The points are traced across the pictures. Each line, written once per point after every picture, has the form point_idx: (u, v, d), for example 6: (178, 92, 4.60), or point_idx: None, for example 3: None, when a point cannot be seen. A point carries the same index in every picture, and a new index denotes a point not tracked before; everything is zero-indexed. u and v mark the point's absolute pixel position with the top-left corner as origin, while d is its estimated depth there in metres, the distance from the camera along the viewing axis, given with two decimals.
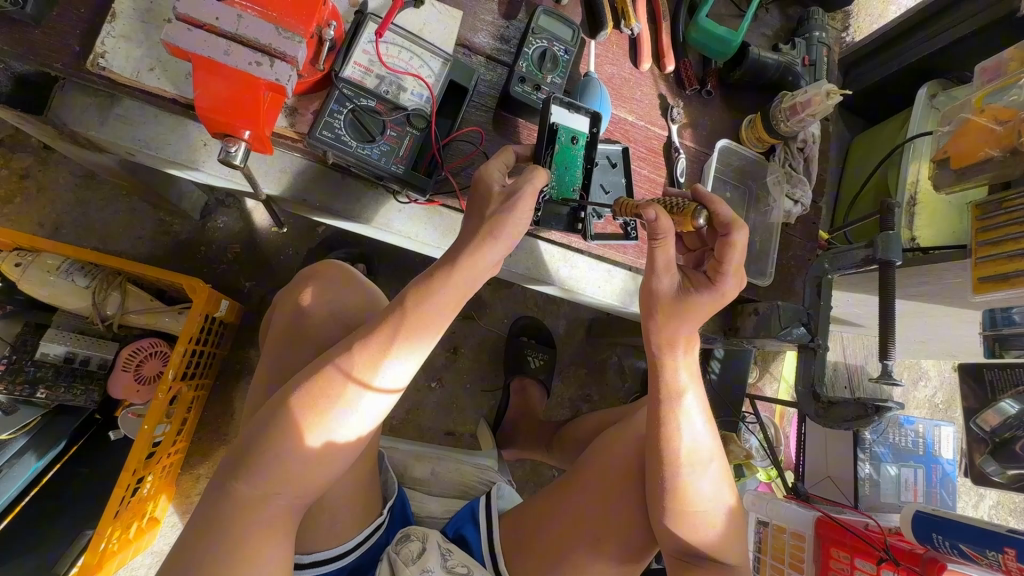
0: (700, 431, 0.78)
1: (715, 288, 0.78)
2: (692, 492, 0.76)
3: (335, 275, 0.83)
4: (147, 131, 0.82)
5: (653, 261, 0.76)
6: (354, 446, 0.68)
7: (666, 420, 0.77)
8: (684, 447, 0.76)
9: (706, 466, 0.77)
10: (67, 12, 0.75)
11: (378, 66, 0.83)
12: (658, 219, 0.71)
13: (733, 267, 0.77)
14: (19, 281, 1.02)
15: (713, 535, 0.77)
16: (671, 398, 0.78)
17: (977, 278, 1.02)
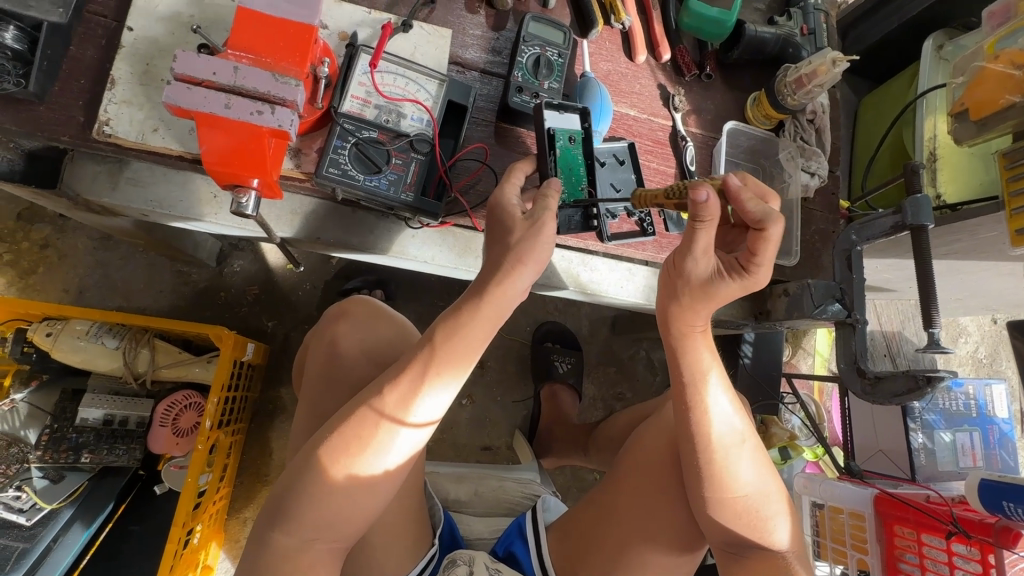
0: (727, 410, 0.78)
1: (743, 278, 0.73)
2: (730, 475, 0.76)
3: (364, 311, 0.81)
4: (159, 191, 0.84)
5: (692, 245, 0.71)
6: (391, 486, 0.67)
7: (694, 404, 0.77)
8: (715, 430, 0.76)
9: (741, 446, 0.78)
10: (68, 85, 0.76)
11: (376, 95, 0.82)
12: (706, 199, 0.66)
13: (767, 258, 0.72)
14: (54, 349, 1.05)
15: (760, 519, 0.77)
16: (697, 378, 0.77)
17: (1014, 231, 0.98)
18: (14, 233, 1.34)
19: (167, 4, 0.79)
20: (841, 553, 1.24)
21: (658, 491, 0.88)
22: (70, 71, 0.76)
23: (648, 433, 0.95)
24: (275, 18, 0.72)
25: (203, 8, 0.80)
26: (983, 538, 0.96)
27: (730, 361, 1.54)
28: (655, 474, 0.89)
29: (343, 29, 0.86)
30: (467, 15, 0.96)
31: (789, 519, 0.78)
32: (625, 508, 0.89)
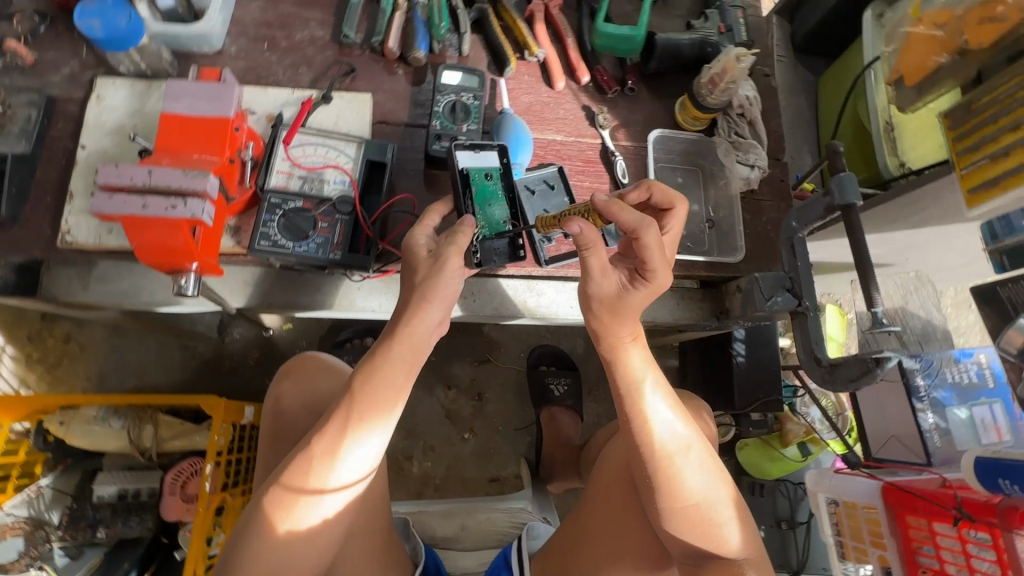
0: (668, 418, 0.77)
1: (645, 285, 0.77)
2: (678, 483, 0.77)
3: (309, 365, 0.90)
4: (128, 282, 0.94)
5: (588, 267, 0.75)
6: (334, 525, 0.72)
7: (633, 415, 0.77)
8: (658, 439, 0.76)
9: (686, 452, 0.77)
10: (37, 204, 0.87)
11: (298, 168, 0.90)
12: (581, 230, 0.70)
13: (660, 263, 0.76)
14: (69, 436, 1.16)
15: (711, 524, 0.77)
16: (633, 390, 0.77)
17: (968, 193, 0.92)
18: (39, 333, 1.43)
19: (114, 120, 0.90)
20: (862, 551, 1.17)
21: (623, 504, 0.90)
22: (38, 192, 0.87)
23: (616, 448, 0.97)
24: (194, 118, 0.81)
25: (144, 119, 0.91)
26: (989, 521, 0.89)
27: (725, 360, 1.49)
28: (619, 488, 0.92)
29: (270, 112, 0.95)
30: (386, 77, 1.02)
31: (740, 520, 0.78)
32: (597, 525, 0.92)
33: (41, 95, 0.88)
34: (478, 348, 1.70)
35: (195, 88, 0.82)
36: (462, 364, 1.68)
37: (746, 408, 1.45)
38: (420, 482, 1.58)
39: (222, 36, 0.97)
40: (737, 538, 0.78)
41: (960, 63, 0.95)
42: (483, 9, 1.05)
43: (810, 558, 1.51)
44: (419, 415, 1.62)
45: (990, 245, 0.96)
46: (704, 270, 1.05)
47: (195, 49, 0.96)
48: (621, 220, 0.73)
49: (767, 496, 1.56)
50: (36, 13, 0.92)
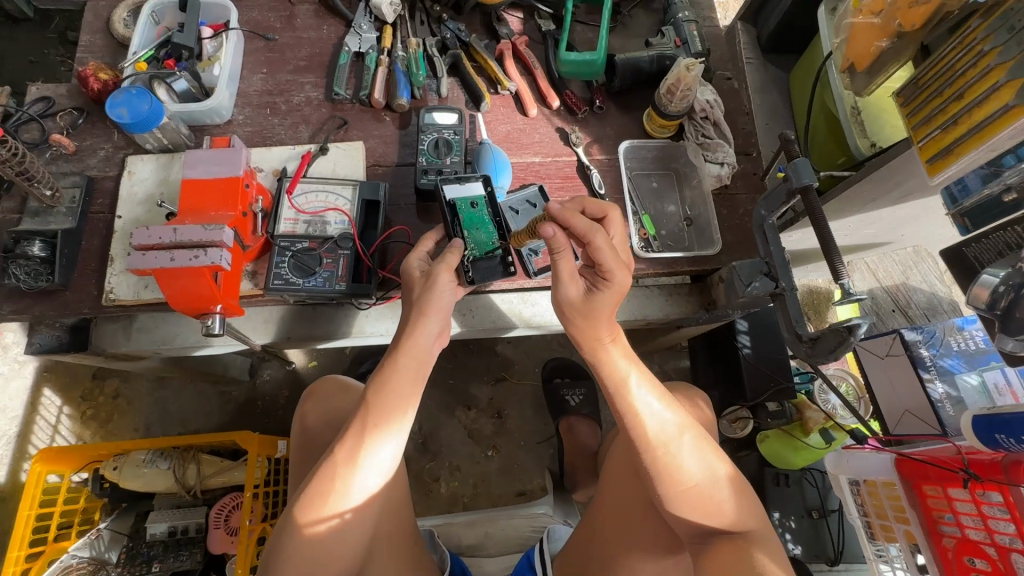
0: (658, 407, 0.81)
1: (608, 285, 0.82)
2: (676, 467, 0.79)
3: (331, 388, 1.08)
4: (164, 331, 1.05)
5: (558, 273, 0.82)
6: (355, 529, 0.79)
7: (624, 408, 0.81)
8: (651, 428, 0.80)
9: (679, 438, 0.80)
10: (83, 270, 1.00)
11: (303, 214, 1.01)
12: (553, 234, 0.76)
13: (614, 263, 0.81)
14: (121, 480, 1.26)
15: (714, 504, 0.79)
16: (620, 383, 0.82)
17: (926, 163, 0.95)
18: (91, 392, 1.61)
19: (144, 191, 1.03)
20: (888, 528, 1.15)
21: (634, 502, 0.93)
22: (84, 259, 1.00)
23: (619, 447, 1.02)
24: (209, 180, 0.93)
25: (169, 187, 1.04)
26: (995, 479, 0.91)
27: (732, 353, 1.51)
28: (628, 485, 0.95)
29: (276, 167, 1.07)
30: (375, 124, 1.14)
31: (742, 498, 0.80)
32: (610, 520, 0.96)
33: (82, 177, 1.02)
34: (493, 367, 1.77)
35: (209, 155, 0.94)
36: (479, 384, 1.74)
37: (758, 397, 1.46)
38: (449, 502, 1.63)
39: (230, 108, 1.11)
40: (742, 516, 0.79)
41: (901, 45, 1.04)
42: (456, 55, 1.17)
43: (847, 546, 1.48)
44: (442, 437, 1.69)
45: (952, 209, 1.06)
46: (687, 265, 1.10)
47: (208, 121, 1.10)
48: (573, 226, 0.80)
49: (794, 486, 1.55)
50: (75, 109, 1.08)
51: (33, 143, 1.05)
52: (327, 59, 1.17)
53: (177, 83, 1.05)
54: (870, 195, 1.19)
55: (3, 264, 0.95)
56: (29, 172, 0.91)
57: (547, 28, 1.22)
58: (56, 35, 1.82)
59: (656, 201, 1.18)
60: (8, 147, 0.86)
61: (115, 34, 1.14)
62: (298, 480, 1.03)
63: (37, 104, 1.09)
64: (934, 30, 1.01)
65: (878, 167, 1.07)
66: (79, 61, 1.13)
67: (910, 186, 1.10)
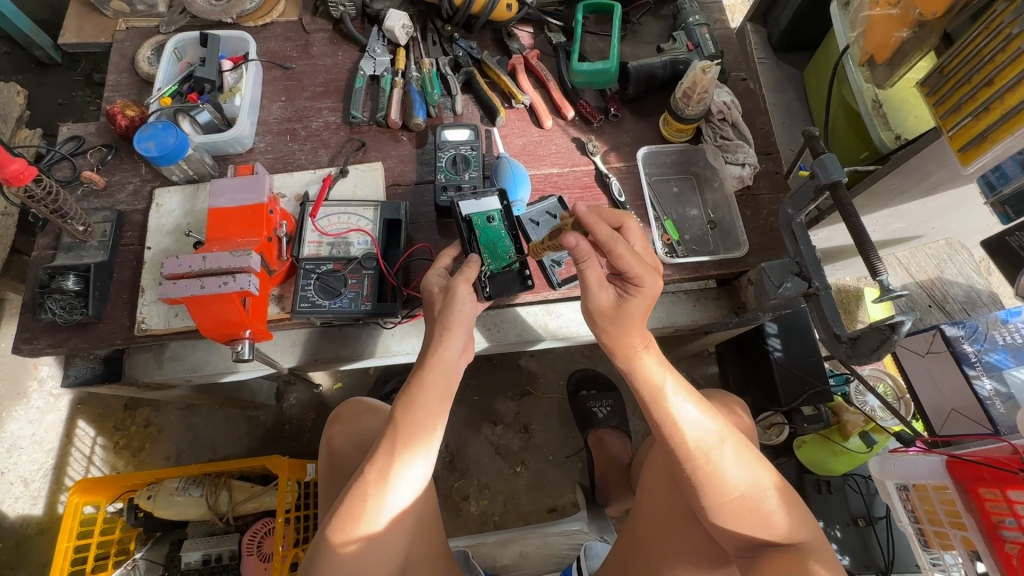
0: (695, 415, 0.78)
1: (638, 290, 0.81)
2: (719, 477, 0.76)
3: (356, 409, 1.08)
4: (197, 359, 1.07)
5: (586, 282, 0.81)
6: (388, 550, 0.78)
7: (661, 419, 0.79)
8: (690, 438, 0.77)
9: (719, 446, 0.77)
10: (116, 301, 1.01)
11: (326, 236, 1.02)
12: (576, 244, 0.77)
13: (643, 267, 0.79)
14: (156, 508, 1.27)
15: (762, 514, 0.76)
16: (655, 393, 0.80)
17: (959, 152, 0.92)
18: (124, 422, 1.63)
19: (172, 222, 1.05)
20: (944, 535, 1.09)
21: (675, 516, 0.90)
22: (116, 291, 1.02)
23: (654, 456, 0.99)
24: (235, 208, 0.95)
25: (196, 217, 1.06)
26: None
27: (762, 357, 1.47)
28: (667, 496, 0.92)
29: (298, 192, 1.08)
30: (392, 144, 1.15)
31: (790, 505, 0.77)
32: (651, 534, 0.94)
33: (113, 212, 1.05)
34: (518, 382, 1.75)
35: (234, 183, 0.96)
36: (504, 400, 1.73)
37: (793, 402, 1.42)
38: (479, 521, 1.60)
39: (251, 136, 1.13)
40: (792, 525, 0.76)
41: (923, 34, 1.02)
42: (469, 72, 1.18)
43: (898, 556, 1.41)
44: (469, 454, 1.67)
45: (990, 197, 1.01)
46: (713, 269, 1.08)
47: (231, 151, 1.12)
48: (597, 232, 0.79)
49: (836, 493, 1.50)
50: (104, 146, 1.12)
51: (66, 181, 1.09)
52: (343, 84, 1.19)
53: (201, 115, 1.07)
54: (899, 188, 1.16)
55: (40, 300, 0.98)
56: (63, 210, 0.94)
57: (558, 40, 1.23)
58: (83, 77, 1.89)
59: (678, 206, 1.17)
60: (43, 186, 0.89)
61: (140, 72, 1.18)
62: (329, 504, 1.03)
63: (68, 143, 1.13)
64: (956, 17, 0.98)
65: (904, 160, 1.06)
66: (107, 99, 1.17)
67: (940, 176, 1.07)
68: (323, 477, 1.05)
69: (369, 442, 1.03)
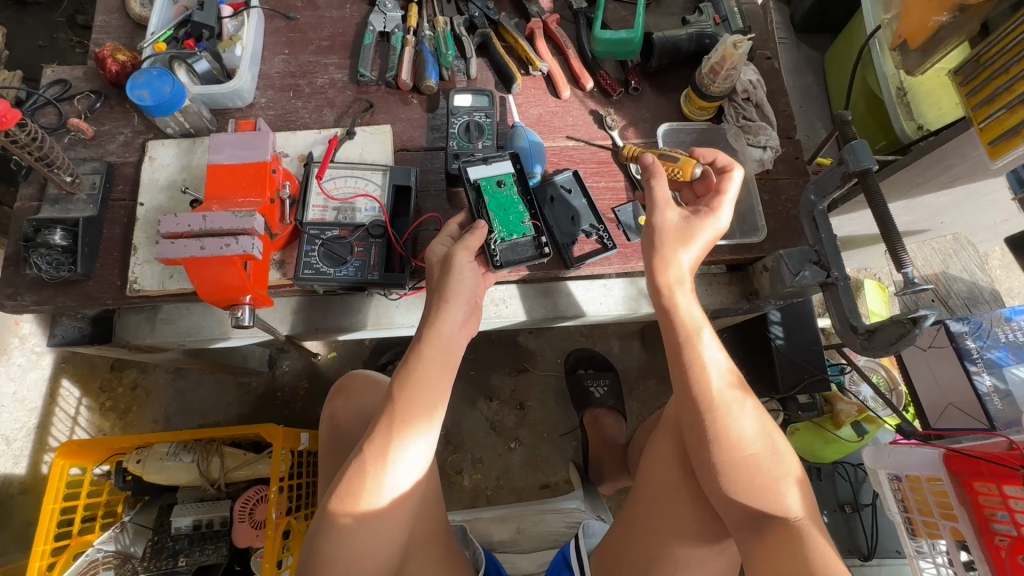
0: (724, 365, 0.81)
1: (710, 210, 0.89)
2: (734, 432, 0.77)
3: (359, 381, 1.06)
4: (192, 322, 1.03)
5: (654, 197, 0.88)
6: (389, 526, 0.76)
7: (692, 361, 0.80)
8: (716, 386, 0.79)
9: (742, 403, 0.79)
10: (107, 259, 0.96)
11: (331, 200, 0.98)
12: (655, 160, 0.89)
13: (728, 195, 0.90)
14: (145, 473, 1.24)
15: (770, 484, 0.75)
16: (692, 337, 0.82)
17: (989, 145, 0.90)
18: (110, 383, 1.59)
19: (166, 177, 0.99)
20: (932, 525, 1.11)
21: (677, 489, 0.88)
22: (106, 248, 0.96)
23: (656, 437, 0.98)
24: (236, 165, 0.89)
25: (192, 173, 1.00)
26: None
27: (763, 344, 1.47)
28: (671, 472, 0.91)
29: (302, 152, 1.03)
30: (402, 107, 1.09)
31: (799, 482, 0.77)
32: (647, 511, 0.92)
33: (102, 163, 0.99)
34: (516, 358, 1.74)
35: (235, 138, 0.91)
36: (501, 375, 1.71)
37: (791, 390, 1.41)
38: (472, 495, 1.60)
39: (251, 90, 1.06)
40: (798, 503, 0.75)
41: (963, 20, 0.96)
42: (485, 34, 1.12)
43: (880, 542, 1.45)
44: (464, 429, 1.66)
45: (1016, 193, 1.01)
46: (728, 254, 1.06)
47: (229, 105, 1.06)
48: (718, 157, 0.92)
49: (826, 479, 1.53)
50: (92, 92, 1.05)
51: (51, 128, 1.02)
52: (350, 40, 1.12)
53: (198, 64, 1.00)
54: (917, 181, 1.15)
55: (24, 254, 0.92)
56: (49, 157, 0.87)
57: (579, 5, 1.16)
58: (65, 19, 1.77)
59: None
60: (27, 130, 0.82)
61: (132, 14, 1.10)
62: (329, 480, 1.00)
63: (53, 87, 1.05)
64: (998, 5, 0.95)
65: (927, 152, 1.04)
66: (95, 42, 1.09)
67: (962, 169, 1.06)
68: (322, 448, 1.03)
69: (370, 418, 1.01)
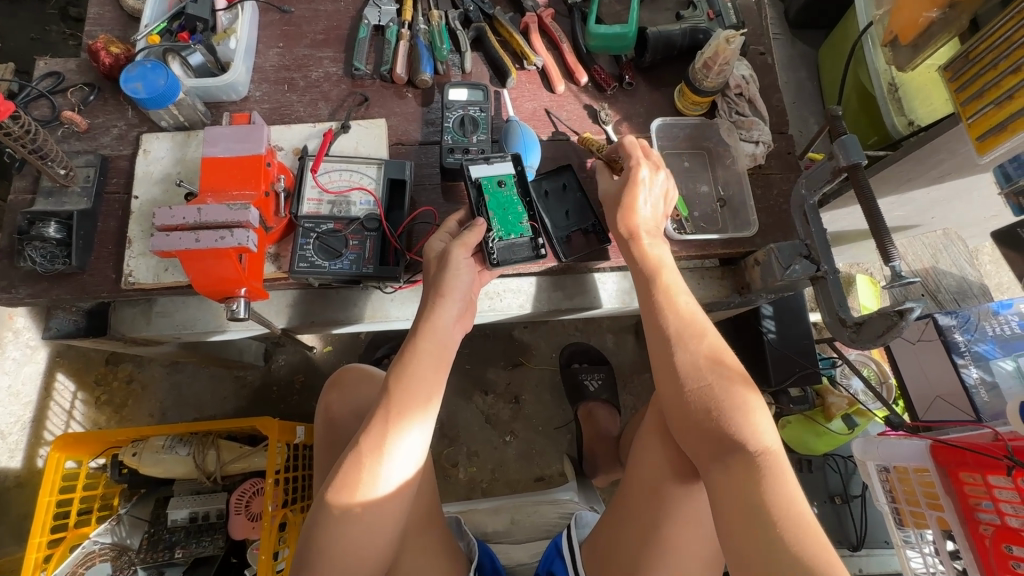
0: (691, 302, 0.85)
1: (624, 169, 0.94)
2: (696, 360, 0.78)
3: (352, 376, 1.06)
4: (187, 315, 1.03)
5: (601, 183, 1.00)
6: (390, 520, 0.77)
7: (658, 295, 0.85)
8: (680, 314, 0.83)
9: (705, 333, 0.81)
10: (101, 253, 0.96)
11: (326, 194, 0.98)
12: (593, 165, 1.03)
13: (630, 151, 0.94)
14: (141, 465, 1.25)
15: (736, 414, 0.73)
16: (657, 274, 0.87)
17: (976, 140, 0.91)
18: (106, 376, 1.59)
19: (160, 170, 0.99)
20: (919, 515, 1.13)
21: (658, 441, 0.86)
22: (101, 241, 0.97)
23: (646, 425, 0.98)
24: (230, 158, 0.90)
25: (187, 166, 1.00)
26: None
27: (756, 338, 1.48)
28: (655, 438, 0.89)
29: (296, 145, 1.03)
30: (397, 101, 1.10)
31: (772, 420, 0.74)
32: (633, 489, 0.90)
33: (96, 156, 0.99)
34: (511, 352, 1.75)
35: (229, 132, 0.91)
36: (496, 369, 1.72)
37: (783, 382, 1.43)
38: (467, 488, 1.61)
39: (246, 83, 1.06)
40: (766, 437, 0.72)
41: (953, 16, 0.98)
42: (480, 28, 1.12)
43: (869, 532, 1.47)
44: (460, 422, 1.67)
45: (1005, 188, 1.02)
46: (721, 248, 1.07)
47: (224, 98, 1.06)
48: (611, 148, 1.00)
49: (817, 472, 1.55)
50: (86, 85, 1.04)
51: (44, 120, 1.01)
52: (345, 33, 1.12)
53: (192, 57, 1.00)
54: (907, 175, 1.16)
55: (19, 246, 0.92)
56: (43, 150, 0.87)
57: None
58: (57, 11, 1.75)
59: (689, 181, 1.15)
60: (20, 123, 0.82)
61: (125, 6, 1.09)
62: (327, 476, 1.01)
63: (46, 80, 1.05)
64: (987, 2, 0.96)
65: (917, 147, 1.06)
66: (88, 34, 1.09)
67: (951, 164, 1.07)
68: (318, 444, 1.04)
69: (367, 412, 1.01)
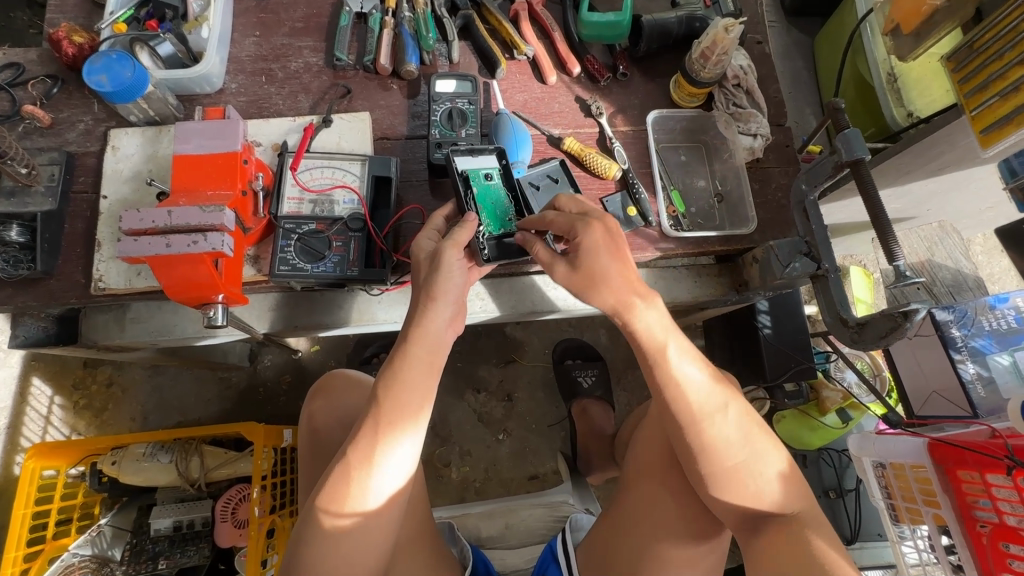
0: (698, 378, 0.76)
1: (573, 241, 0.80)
2: (719, 439, 0.74)
3: (339, 382, 1.03)
4: (164, 321, 0.99)
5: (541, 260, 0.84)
6: (381, 533, 0.74)
7: (664, 381, 0.76)
8: (694, 401, 0.74)
9: (724, 411, 0.75)
10: (69, 256, 0.91)
11: (308, 193, 0.94)
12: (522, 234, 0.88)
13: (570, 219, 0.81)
14: (120, 474, 1.20)
15: (757, 483, 0.73)
16: (660, 357, 0.76)
17: (980, 134, 0.89)
18: (84, 380, 1.54)
19: (130, 168, 0.94)
20: (915, 512, 1.12)
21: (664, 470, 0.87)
22: (68, 244, 0.91)
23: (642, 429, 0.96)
24: (203, 156, 0.84)
25: (158, 163, 0.95)
26: None
27: (751, 333, 1.46)
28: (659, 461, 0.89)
29: (275, 141, 0.98)
30: (381, 93, 1.04)
31: (785, 466, 0.75)
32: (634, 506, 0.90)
33: (60, 153, 0.93)
34: (503, 349, 1.72)
35: (202, 127, 0.86)
36: (488, 367, 1.69)
37: (778, 378, 1.42)
38: (460, 488, 1.59)
39: (221, 75, 1.00)
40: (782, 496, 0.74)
41: (957, 5, 0.94)
42: (467, 15, 1.07)
43: (863, 526, 1.47)
44: (452, 422, 1.64)
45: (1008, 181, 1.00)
46: (718, 245, 1.04)
47: (197, 90, 1.00)
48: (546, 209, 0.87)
49: (811, 466, 1.54)
50: (48, 76, 0.98)
51: (4, 115, 0.95)
52: (326, 21, 1.07)
53: (162, 47, 0.94)
54: (906, 168, 1.14)
55: None
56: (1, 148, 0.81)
57: None
58: None
59: (685, 176, 1.11)
60: None
61: None
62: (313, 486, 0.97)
63: (5, 71, 0.98)
64: None
65: (918, 139, 1.03)
66: (50, 22, 1.02)
67: (951, 157, 1.05)
68: (303, 454, 1.00)
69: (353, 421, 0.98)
